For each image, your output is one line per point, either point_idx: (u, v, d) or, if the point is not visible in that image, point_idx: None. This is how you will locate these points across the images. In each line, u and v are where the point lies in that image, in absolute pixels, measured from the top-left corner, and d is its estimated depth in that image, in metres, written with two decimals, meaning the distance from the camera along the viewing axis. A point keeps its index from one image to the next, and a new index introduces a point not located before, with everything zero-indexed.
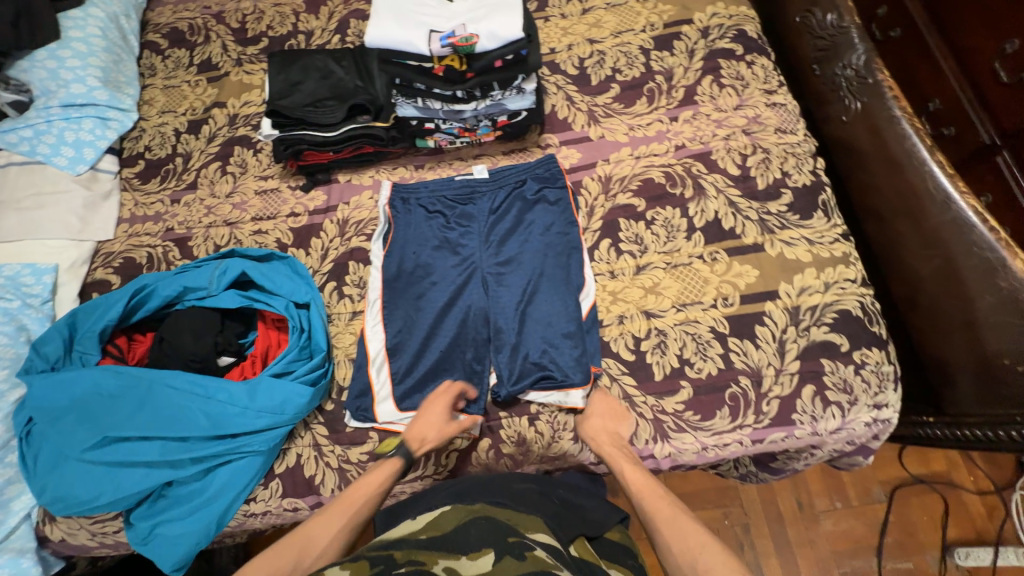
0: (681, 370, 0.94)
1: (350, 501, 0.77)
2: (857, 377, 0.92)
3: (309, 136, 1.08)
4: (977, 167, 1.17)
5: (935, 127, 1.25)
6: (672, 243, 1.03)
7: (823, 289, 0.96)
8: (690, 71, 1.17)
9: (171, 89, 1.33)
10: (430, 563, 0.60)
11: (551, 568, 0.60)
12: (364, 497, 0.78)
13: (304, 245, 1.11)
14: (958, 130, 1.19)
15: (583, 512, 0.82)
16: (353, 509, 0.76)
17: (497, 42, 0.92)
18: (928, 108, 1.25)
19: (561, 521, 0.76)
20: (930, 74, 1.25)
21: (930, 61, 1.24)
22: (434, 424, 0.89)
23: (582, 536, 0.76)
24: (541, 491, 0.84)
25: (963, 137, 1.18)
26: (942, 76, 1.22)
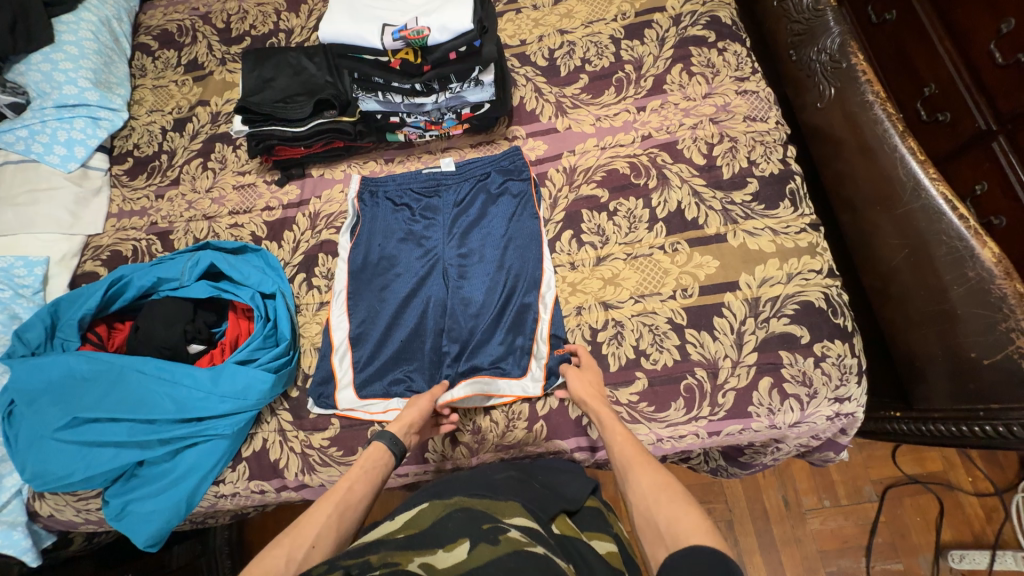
0: (637, 361, 0.94)
1: (340, 490, 0.75)
2: (816, 369, 0.89)
3: (279, 132, 1.11)
4: (971, 153, 1.07)
5: (931, 114, 1.15)
6: (634, 234, 1.02)
7: (785, 280, 0.94)
8: (661, 60, 1.15)
9: (160, 89, 1.38)
10: (405, 563, 0.57)
11: (525, 548, 0.59)
12: (353, 488, 0.76)
13: (277, 238, 1.15)
14: (953, 115, 1.09)
15: (559, 488, 0.81)
16: (341, 498, 0.73)
17: (448, 35, 0.91)
18: (923, 94, 1.15)
19: (541, 502, 0.75)
20: (927, 55, 1.14)
21: (921, 42, 1.14)
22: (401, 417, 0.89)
23: (564, 513, 0.76)
24: (520, 477, 0.82)
25: (959, 124, 1.08)
26: (937, 56, 1.11)
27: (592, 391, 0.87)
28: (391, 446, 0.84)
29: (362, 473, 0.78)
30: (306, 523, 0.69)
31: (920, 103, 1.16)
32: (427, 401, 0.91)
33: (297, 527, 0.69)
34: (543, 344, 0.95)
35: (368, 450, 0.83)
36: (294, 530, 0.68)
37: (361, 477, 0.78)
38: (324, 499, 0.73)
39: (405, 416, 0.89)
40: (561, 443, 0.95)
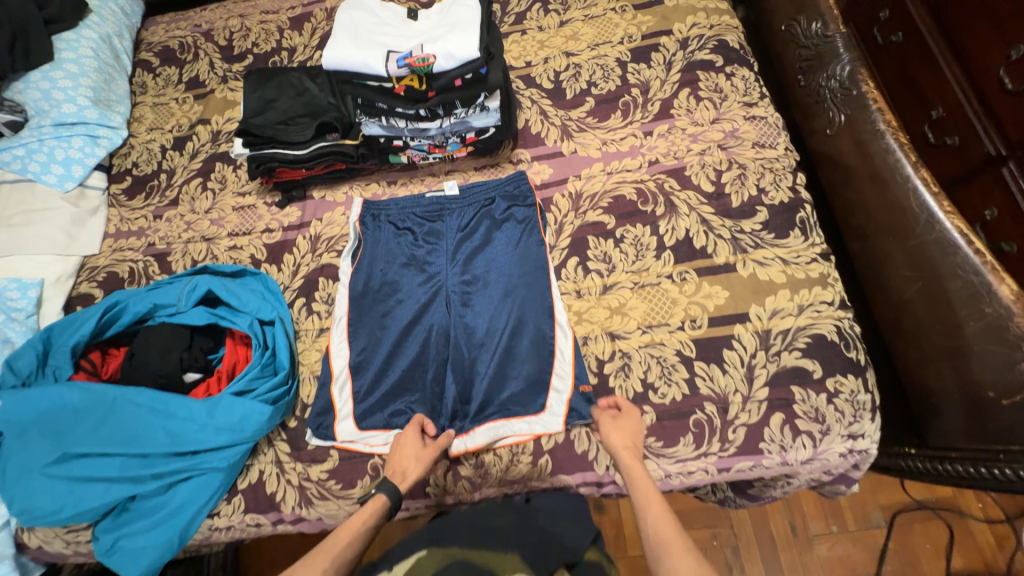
0: (644, 395, 0.91)
1: (336, 545, 0.73)
2: (829, 406, 0.87)
3: (280, 154, 1.08)
4: (978, 179, 1.06)
5: (938, 138, 1.13)
6: (641, 262, 1.00)
7: (796, 312, 0.92)
8: (667, 84, 1.14)
9: (160, 106, 1.37)
10: None
11: None
12: (351, 538, 0.74)
13: (277, 261, 1.13)
14: (962, 140, 1.08)
15: (560, 535, 0.78)
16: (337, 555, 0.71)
17: (454, 63, 0.88)
18: (932, 116, 1.14)
19: (541, 553, 0.73)
20: (938, 80, 1.12)
21: (932, 67, 1.13)
22: (410, 454, 0.87)
23: (563, 567, 0.73)
24: (522, 523, 0.80)
25: (967, 148, 1.07)
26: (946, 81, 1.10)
27: (629, 443, 0.83)
28: (393, 500, 0.80)
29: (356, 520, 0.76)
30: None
31: (929, 127, 1.15)
32: (431, 448, 0.88)
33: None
34: (566, 379, 0.93)
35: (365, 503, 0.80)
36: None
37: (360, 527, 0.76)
38: (318, 557, 0.71)
39: (401, 452, 0.88)
40: (567, 478, 0.92)
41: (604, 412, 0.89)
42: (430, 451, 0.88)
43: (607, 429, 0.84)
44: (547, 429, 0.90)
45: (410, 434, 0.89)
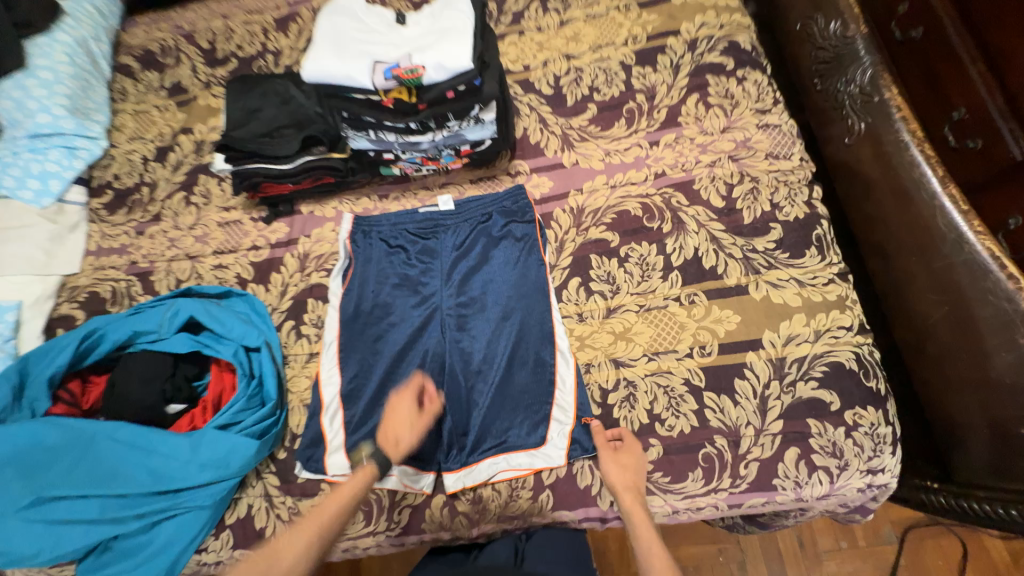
0: (650, 427, 0.86)
1: (324, 513, 0.77)
2: (847, 440, 0.82)
3: (263, 170, 1.02)
4: (1000, 190, 0.86)
5: (960, 140, 0.92)
6: (647, 283, 0.94)
7: (813, 339, 0.86)
8: (675, 90, 1.07)
9: (141, 114, 1.31)
10: None
11: None
12: (336, 508, 0.78)
13: (264, 281, 1.08)
14: (989, 143, 0.87)
15: None
16: (322, 526, 0.76)
17: (445, 74, 0.82)
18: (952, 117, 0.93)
19: None
20: (956, 71, 0.92)
21: (949, 57, 0.93)
22: (404, 420, 0.88)
23: None
24: None
25: (992, 151, 0.87)
26: (963, 76, 0.90)
27: (627, 481, 0.81)
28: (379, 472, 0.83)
29: (342, 490, 0.80)
30: (283, 550, 0.72)
31: (948, 127, 0.94)
32: (425, 416, 0.89)
33: (275, 558, 0.71)
34: (567, 411, 0.88)
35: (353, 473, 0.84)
36: (270, 557, 0.72)
37: (343, 496, 0.79)
38: (304, 527, 0.75)
39: (394, 418, 0.88)
40: (568, 513, 0.87)
41: (607, 444, 0.85)
42: (424, 420, 0.89)
43: (606, 465, 0.81)
44: (549, 463, 0.87)
45: (404, 401, 0.89)
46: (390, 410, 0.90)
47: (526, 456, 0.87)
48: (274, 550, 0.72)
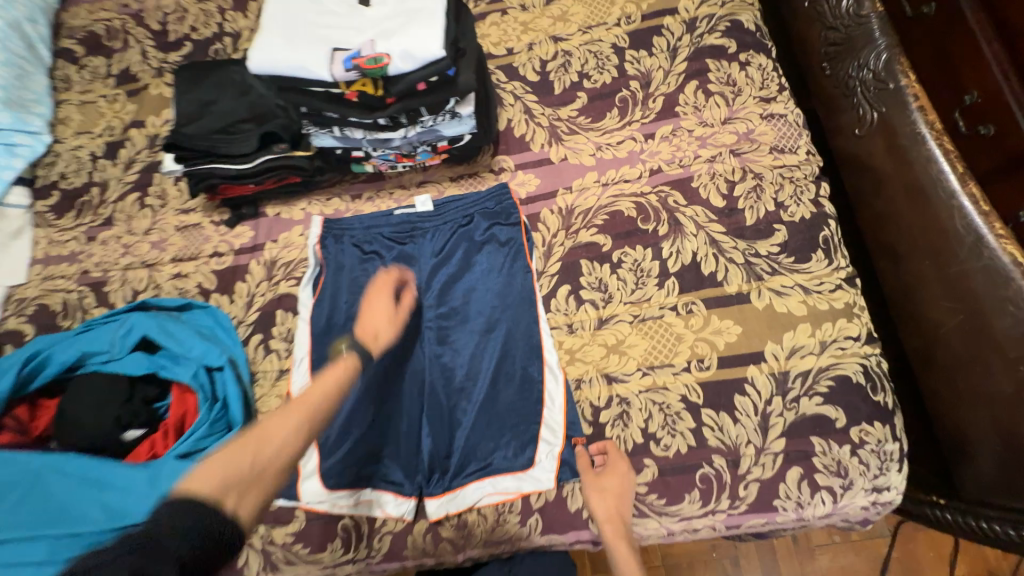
0: (645, 447, 0.81)
1: (311, 399, 0.66)
2: (853, 458, 0.77)
3: (219, 170, 0.93)
4: (1005, 186, 0.75)
5: (971, 127, 0.78)
6: (641, 291, 0.87)
7: (818, 351, 0.81)
8: (672, 76, 0.98)
9: (87, 105, 1.19)
10: None
11: None
12: (325, 394, 0.67)
13: (228, 291, 0.99)
14: (1003, 130, 0.74)
15: None
16: (311, 410, 0.65)
17: (413, 64, 0.72)
18: (962, 104, 0.79)
19: None
20: (966, 47, 0.78)
21: (959, 29, 0.79)
22: (382, 315, 0.83)
23: None
24: None
25: (1005, 142, 0.73)
26: (975, 51, 0.77)
27: (611, 511, 0.78)
28: (362, 363, 0.74)
29: (327, 375, 0.70)
30: (272, 434, 0.60)
31: (956, 113, 0.80)
32: (403, 312, 0.86)
33: (266, 441, 0.59)
34: (557, 430, 0.82)
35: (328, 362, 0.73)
36: (259, 439, 0.59)
37: (331, 383, 0.69)
38: (289, 410, 0.64)
39: (371, 315, 0.82)
40: (559, 538, 0.82)
41: (589, 467, 0.80)
42: (401, 316, 0.85)
43: (591, 496, 0.77)
44: (537, 486, 0.80)
45: (381, 297, 0.84)
46: (366, 308, 0.83)
47: (514, 479, 0.81)
48: (261, 432, 0.60)
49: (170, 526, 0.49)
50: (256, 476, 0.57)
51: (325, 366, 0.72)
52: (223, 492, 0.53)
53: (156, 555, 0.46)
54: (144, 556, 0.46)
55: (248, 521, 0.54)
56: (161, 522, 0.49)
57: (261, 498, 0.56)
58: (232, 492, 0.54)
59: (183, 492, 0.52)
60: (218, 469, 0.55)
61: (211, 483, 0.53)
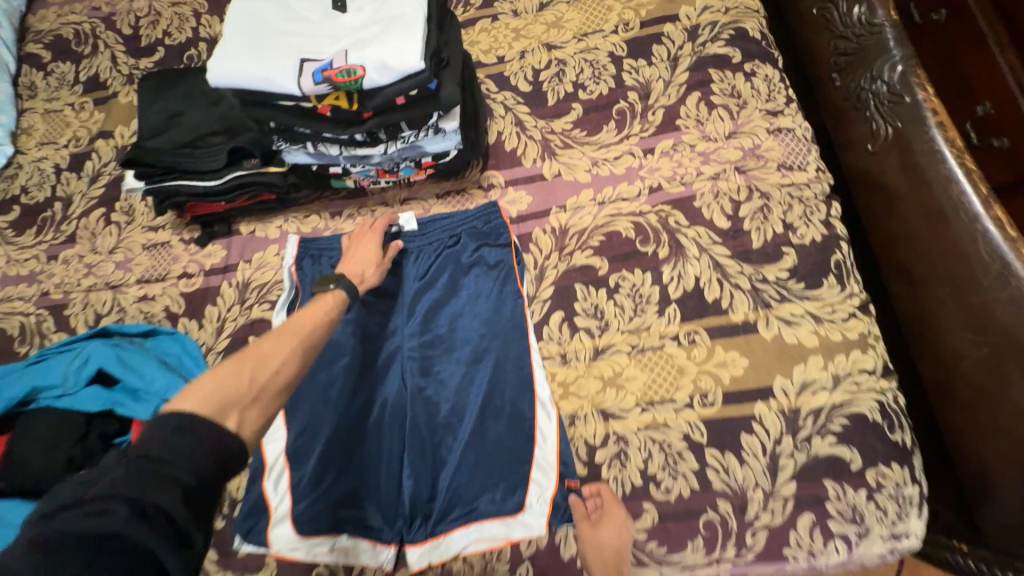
0: (644, 490, 0.74)
1: (303, 325, 0.66)
2: (869, 504, 0.71)
3: (185, 187, 0.86)
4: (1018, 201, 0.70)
5: (983, 139, 0.74)
6: (640, 318, 0.81)
7: (830, 385, 0.75)
8: (673, 87, 0.92)
9: (52, 114, 1.12)
10: None
11: None
12: (315, 323, 0.67)
13: (197, 315, 0.92)
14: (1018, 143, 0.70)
15: None
16: (305, 334, 0.65)
17: (389, 77, 0.66)
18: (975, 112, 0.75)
19: None
20: (977, 57, 0.74)
21: (971, 37, 0.75)
22: (369, 259, 0.83)
23: None
24: None
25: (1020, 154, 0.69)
26: (988, 62, 0.73)
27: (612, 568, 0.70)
28: (349, 297, 0.75)
29: (313, 308, 0.70)
30: (269, 354, 0.60)
31: (968, 124, 0.76)
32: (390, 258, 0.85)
33: (263, 362, 0.59)
34: (548, 472, 0.75)
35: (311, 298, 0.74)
36: (255, 359, 0.58)
37: (319, 313, 0.69)
38: (282, 334, 0.64)
39: (355, 258, 0.83)
40: None
41: (585, 516, 0.73)
42: (387, 262, 0.85)
43: (588, 550, 0.70)
44: (527, 533, 0.73)
45: (368, 242, 0.84)
46: (348, 254, 0.84)
47: (502, 526, 0.74)
48: (255, 353, 0.59)
49: (165, 452, 0.47)
50: (255, 395, 0.56)
51: (308, 302, 0.72)
52: (221, 410, 0.52)
53: (154, 480, 0.45)
54: (142, 484, 0.45)
55: (252, 437, 0.53)
56: (154, 451, 0.47)
57: (263, 416, 0.55)
58: (232, 410, 0.53)
59: (177, 411, 0.50)
60: (213, 386, 0.53)
61: (205, 399, 0.52)
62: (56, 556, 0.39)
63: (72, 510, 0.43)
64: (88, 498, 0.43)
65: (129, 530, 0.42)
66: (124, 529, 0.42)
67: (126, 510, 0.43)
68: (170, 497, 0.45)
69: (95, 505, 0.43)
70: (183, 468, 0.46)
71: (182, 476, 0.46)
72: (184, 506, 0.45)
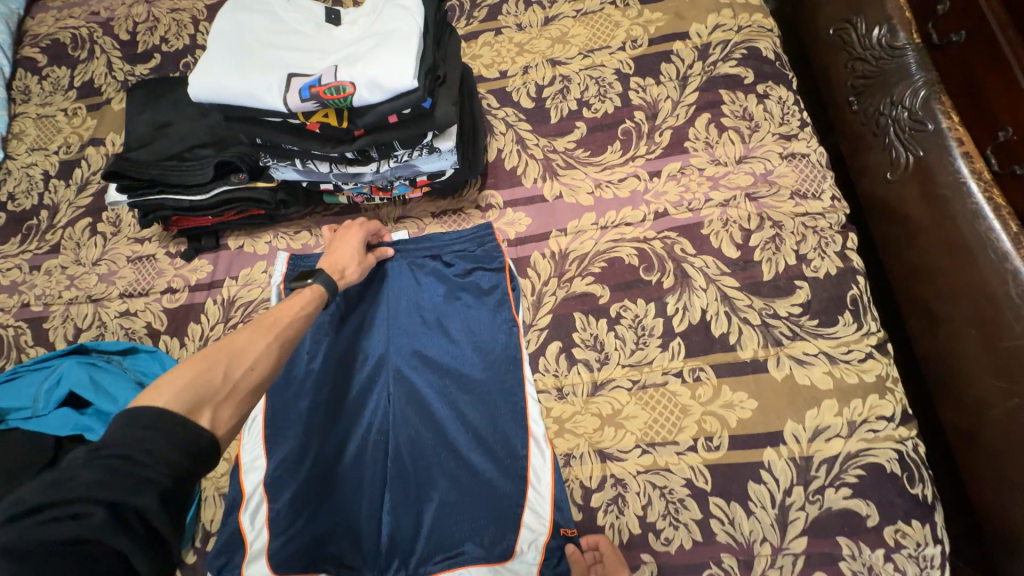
0: (643, 540, 0.69)
1: (280, 321, 0.62)
2: (887, 565, 0.65)
3: (171, 201, 0.84)
4: None
5: (1005, 166, 0.70)
6: (642, 352, 0.77)
7: (846, 432, 0.70)
8: (681, 107, 0.88)
9: (44, 119, 1.10)
10: None
11: None
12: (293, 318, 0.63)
13: (179, 333, 0.88)
14: None
15: None
16: (281, 331, 0.60)
17: (380, 95, 0.63)
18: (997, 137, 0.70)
19: None
20: (1001, 78, 0.69)
21: (992, 59, 0.70)
22: (351, 257, 0.79)
23: None
24: None
25: None
26: (1011, 85, 0.68)
27: None
28: (328, 291, 0.71)
29: (288, 302, 0.65)
30: (242, 352, 0.55)
31: (989, 150, 0.71)
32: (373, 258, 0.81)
33: (237, 359, 0.54)
34: (542, 515, 0.70)
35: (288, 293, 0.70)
36: (227, 356, 0.54)
37: (295, 310, 0.65)
38: (256, 330, 0.59)
39: (337, 251, 0.79)
40: None
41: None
42: (371, 262, 0.81)
43: None
44: None
45: (350, 238, 0.80)
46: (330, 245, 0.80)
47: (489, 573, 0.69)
48: (225, 348, 0.55)
49: (144, 450, 0.43)
50: (228, 392, 0.52)
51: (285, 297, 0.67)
52: (193, 407, 0.48)
53: (132, 481, 0.41)
54: (121, 485, 0.40)
55: (225, 436, 0.50)
56: (133, 446, 0.43)
57: (238, 414, 0.52)
58: (204, 407, 0.49)
59: (146, 407, 0.46)
60: (184, 383, 0.49)
61: (175, 394, 0.48)
62: (23, 565, 0.35)
63: (35, 511, 0.38)
64: (57, 497, 0.39)
65: (106, 536, 0.38)
66: (100, 537, 0.38)
67: (103, 515, 0.39)
68: (151, 500, 0.41)
69: (66, 508, 0.38)
70: (162, 469, 0.43)
71: (162, 477, 0.42)
72: (166, 510, 0.42)
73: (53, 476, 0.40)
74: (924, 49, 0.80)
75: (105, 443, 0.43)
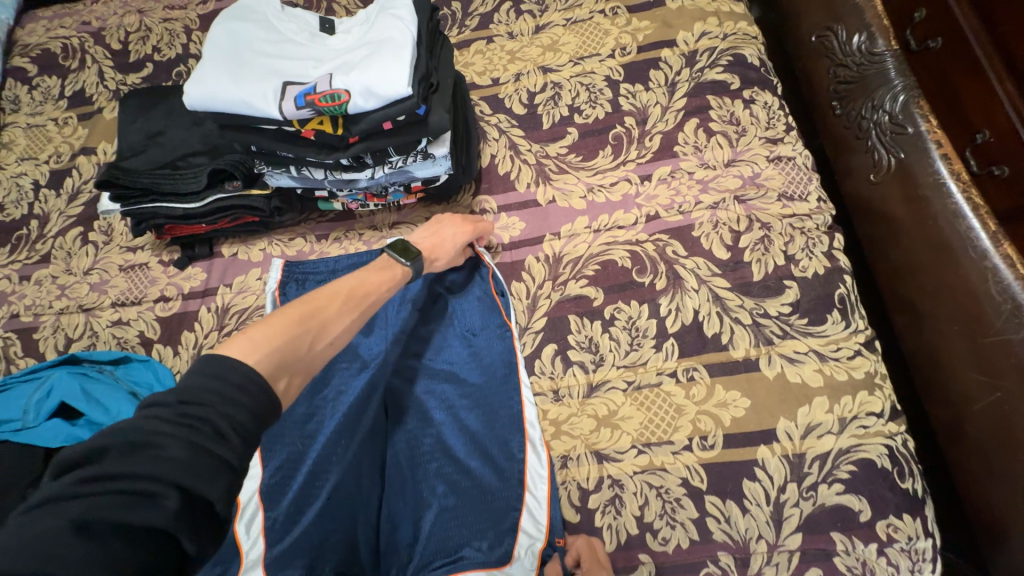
0: (641, 540, 0.70)
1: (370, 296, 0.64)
2: (880, 559, 0.66)
3: (164, 209, 0.84)
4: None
5: (983, 167, 0.72)
6: (637, 353, 0.77)
7: (837, 429, 0.71)
8: (670, 113, 0.90)
9: (34, 129, 1.09)
10: None
11: None
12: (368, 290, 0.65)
13: (173, 342, 0.88)
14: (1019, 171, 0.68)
15: None
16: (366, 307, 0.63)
17: (375, 102, 0.64)
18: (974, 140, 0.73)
19: None
20: (976, 85, 0.72)
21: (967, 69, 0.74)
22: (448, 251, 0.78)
23: None
24: None
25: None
26: (986, 90, 0.71)
27: None
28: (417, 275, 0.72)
29: (380, 277, 0.67)
30: (329, 322, 0.58)
31: (968, 152, 0.74)
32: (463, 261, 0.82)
33: (323, 330, 0.57)
34: (539, 517, 0.70)
35: (380, 259, 0.71)
36: (317, 325, 0.56)
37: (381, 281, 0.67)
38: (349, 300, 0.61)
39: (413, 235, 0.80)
40: None
41: None
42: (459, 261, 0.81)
43: None
44: None
45: (461, 234, 0.80)
46: (432, 227, 0.80)
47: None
48: (317, 317, 0.57)
49: (224, 428, 0.43)
50: (306, 364, 0.54)
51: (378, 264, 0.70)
52: (274, 372, 0.50)
53: (205, 468, 0.41)
54: (193, 471, 0.41)
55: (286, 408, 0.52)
56: (209, 424, 0.43)
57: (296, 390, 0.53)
58: (283, 373, 0.51)
59: (237, 361, 0.47)
60: (275, 346, 0.51)
61: (264, 355, 0.50)
62: (96, 545, 0.36)
63: (117, 479, 0.39)
64: (138, 471, 0.40)
65: (173, 527, 0.39)
66: (168, 526, 0.39)
67: (175, 503, 0.39)
68: (219, 490, 0.41)
69: (143, 488, 0.39)
70: (234, 450, 0.43)
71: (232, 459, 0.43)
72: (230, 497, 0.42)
73: (137, 437, 0.41)
74: (902, 56, 0.83)
75: (187, 409, 0.43)
